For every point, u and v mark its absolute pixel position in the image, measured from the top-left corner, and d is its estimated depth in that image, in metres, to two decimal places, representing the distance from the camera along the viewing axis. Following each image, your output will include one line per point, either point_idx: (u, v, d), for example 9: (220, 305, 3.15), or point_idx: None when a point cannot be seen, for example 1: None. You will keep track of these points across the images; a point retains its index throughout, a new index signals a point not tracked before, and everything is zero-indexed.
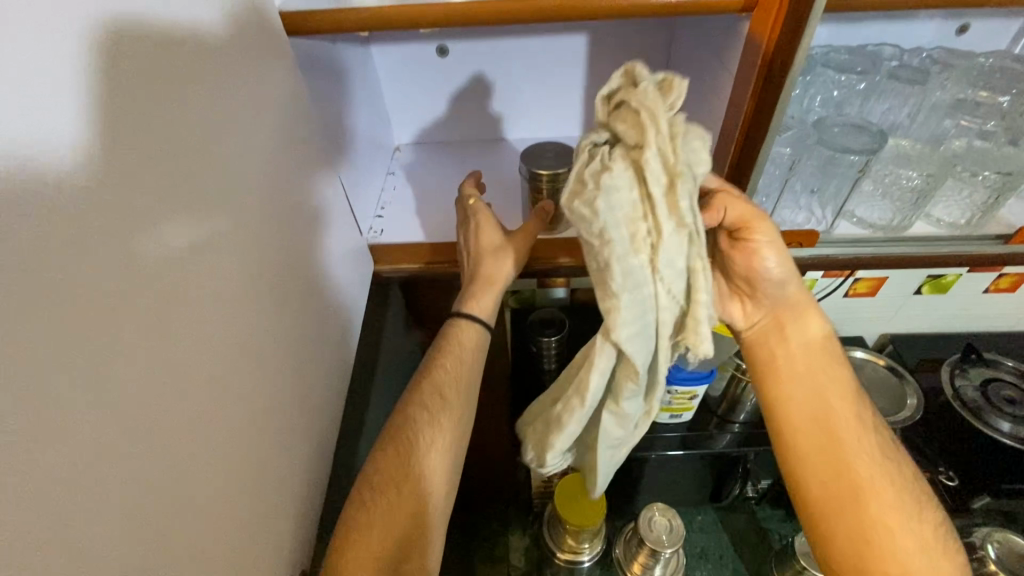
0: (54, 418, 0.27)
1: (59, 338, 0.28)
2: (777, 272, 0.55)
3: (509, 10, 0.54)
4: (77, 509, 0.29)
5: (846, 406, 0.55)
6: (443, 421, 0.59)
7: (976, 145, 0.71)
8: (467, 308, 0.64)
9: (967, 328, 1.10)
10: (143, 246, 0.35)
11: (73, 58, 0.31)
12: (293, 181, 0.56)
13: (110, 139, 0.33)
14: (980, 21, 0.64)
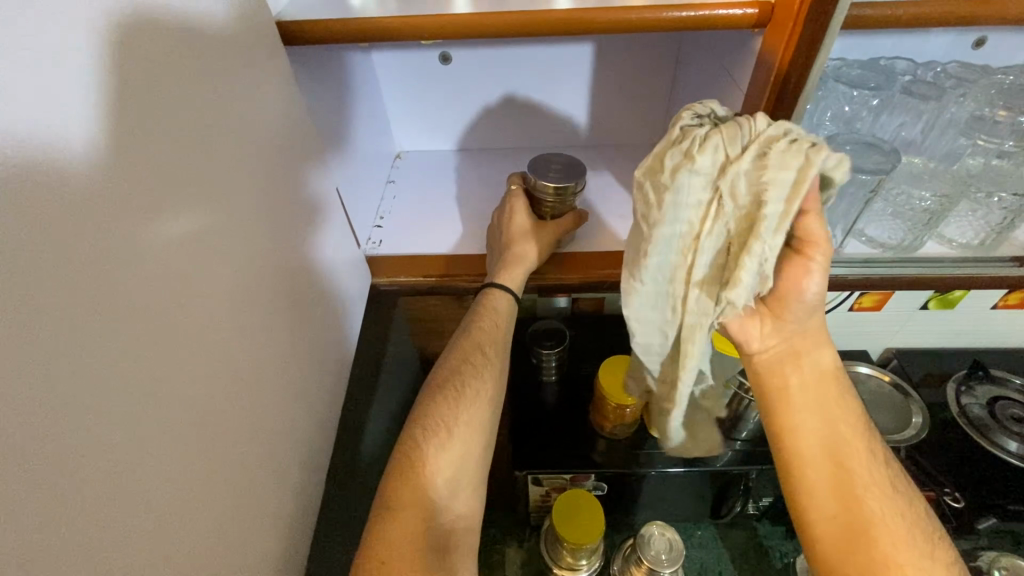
0: (39, 450, 0.26)
1: (42, 372, 0.27)
2: (813, 298, 0.51)
3: (515, 22, 0.52)
4: (65, 547, 0.27)
5: (857, 437, 0.54)
6: (486, 373, 0.60)
7: (992, 165, 0.68)
8: (499, 278, 0.68)
9: (972, 344, 1.08)
10: (138, 265, 0.33)
11: (78, 56, 0.30)
12: (293, 193, 0.55)
13: (108, 144, 0.31)
14: (996, 35, 0.62)
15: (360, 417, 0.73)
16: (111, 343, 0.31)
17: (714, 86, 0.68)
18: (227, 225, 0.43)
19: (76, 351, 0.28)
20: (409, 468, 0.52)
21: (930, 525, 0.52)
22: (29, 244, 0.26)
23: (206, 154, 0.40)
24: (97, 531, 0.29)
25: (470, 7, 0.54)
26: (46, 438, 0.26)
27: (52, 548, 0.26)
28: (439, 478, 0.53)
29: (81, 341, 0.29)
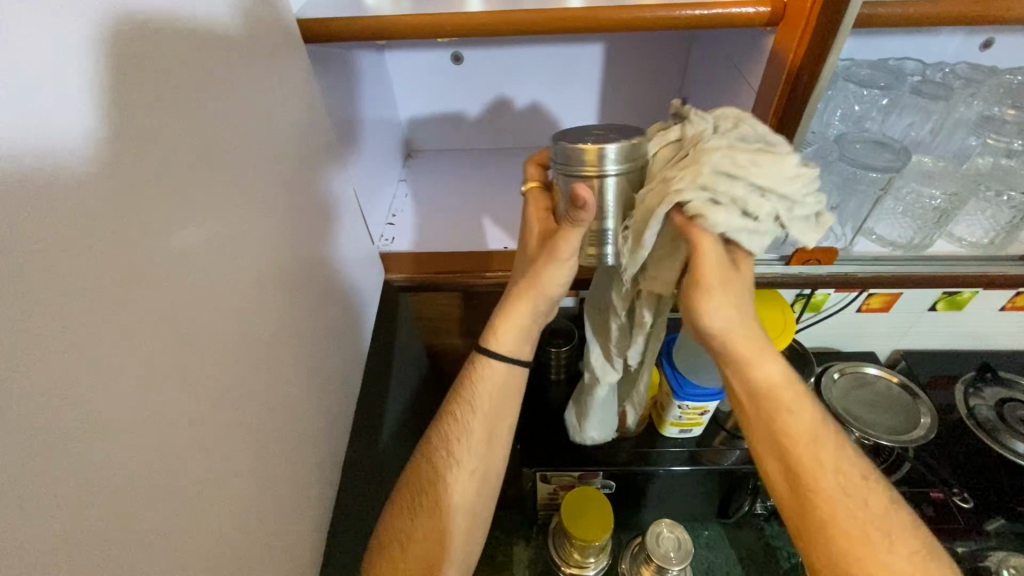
0: (74, 432, 0.26)
1: (82, 351, 0.27)
2: (732, 313, 0.47)
3: (528, 21, 0.53)
4: (98, 525, 0.27)
5: (809, 444, 0.48)
6: (465, 448, 0.58)
7: (1000, 164, 0.69)
8: (489, 341, 0.58)
9: (981, 345, 1.08)
10: (160, 250, 0.33)
11: (90, 42, 0.29)
12: (308, 189, 0.56)
13: (133, 135, 0.32)
14: (1005, 36, 0.63)
15: (371, 414, 0.73)
16: (137, 336, 0.31)
17: (724, 86, 0.69)
18: (243, 219, 0.43)
19: (109, 335, 0.29)
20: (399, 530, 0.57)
21: (912, 542, 0.45)
22: (65, 230, 0.27)
23: (220, 147, 0.41)
24: (123, 524, 0.29)
25: (483, 6, 0.55)
26: (78, 429, 0.27)
27: (82, 541, 0.26)
28: (428, 541, 0.56)
29: (113, 327, 0.29)
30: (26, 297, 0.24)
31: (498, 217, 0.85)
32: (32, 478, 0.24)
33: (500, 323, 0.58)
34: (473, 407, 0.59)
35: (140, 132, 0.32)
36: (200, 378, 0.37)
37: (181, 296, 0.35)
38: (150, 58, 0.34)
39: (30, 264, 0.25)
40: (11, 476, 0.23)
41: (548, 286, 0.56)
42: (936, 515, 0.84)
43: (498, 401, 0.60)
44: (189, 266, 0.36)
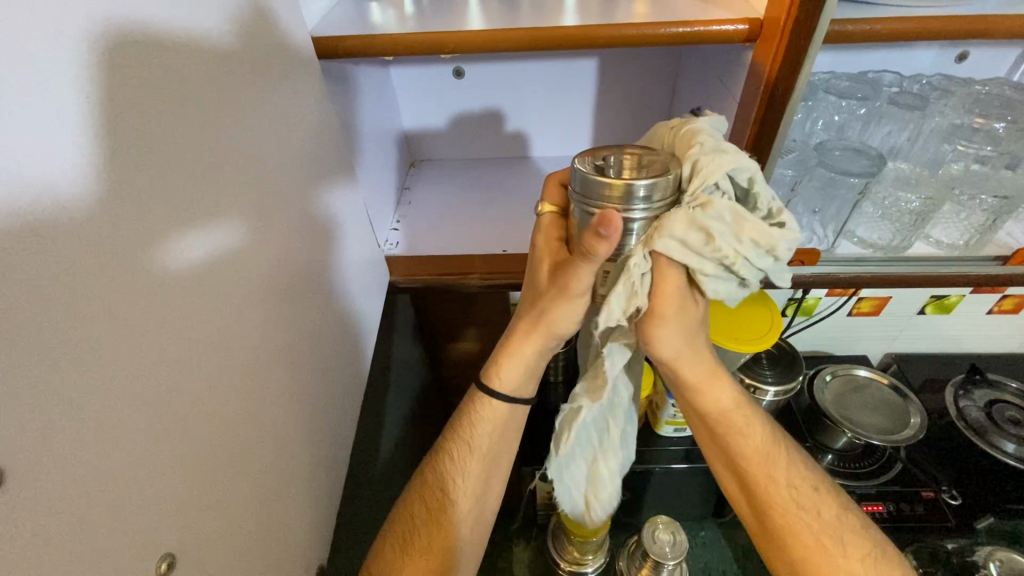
0: (97, 412, 0.28)
1: (109, 338, 0.29)
2: (677, 352, 0.54)
3: (526, 38, 0.56)
4: (115, 502, 0.30)
5: (755, 450, 0.58)
6: (471, 467, 0.59)
7: (973, 169, 0.73)
8: (492, 381, 0.58)
9: (970, 349, 1.10)
10: (180, 249, 0.35)
11: (122, 54, 0.32)
12: (319, 196, 0.58)
13: (157, 140, 0.34)
14: (978, 50, 0.66)
15: (374, 413, 0.75)
16: (159, 322, 0.33)
17: (711, 98, 0.72)
18: (262, 221, 0.46)
19: (132, 325, 0.31)
20: (407, 544, 0.57)
21: (846, 520, 0.55)
22: (96, 226, 0.29)
23: (243, 154, 0.43)
24: (136, 497, 0.31)
25: (483, 25, 0.59)
26: (103, 408, 0.29)
27: (97, 507, 0.28)
28: (443, 555, 0.56)
29: (136, 319, 0.31)
30: (58, 287, 0.27)
31: (497, 225, 0.88)
32: (56, 446, 0.26)
33: (505, 360, 0.58)
34: (472, 449, 0.59)
35: (162, 133, 0.34)
36: (216, 366, 0.39)
37: (200, 290, 0.37)
38: (170, 66, 0.36)
39: (68, 257, 0.27)
40: (35, 441, 0.25)
41: (560, 325, 0.54)
42: (925, 513, 0.86)
43: (497, 441, 0.60)
44: (209, 265, 0.38)
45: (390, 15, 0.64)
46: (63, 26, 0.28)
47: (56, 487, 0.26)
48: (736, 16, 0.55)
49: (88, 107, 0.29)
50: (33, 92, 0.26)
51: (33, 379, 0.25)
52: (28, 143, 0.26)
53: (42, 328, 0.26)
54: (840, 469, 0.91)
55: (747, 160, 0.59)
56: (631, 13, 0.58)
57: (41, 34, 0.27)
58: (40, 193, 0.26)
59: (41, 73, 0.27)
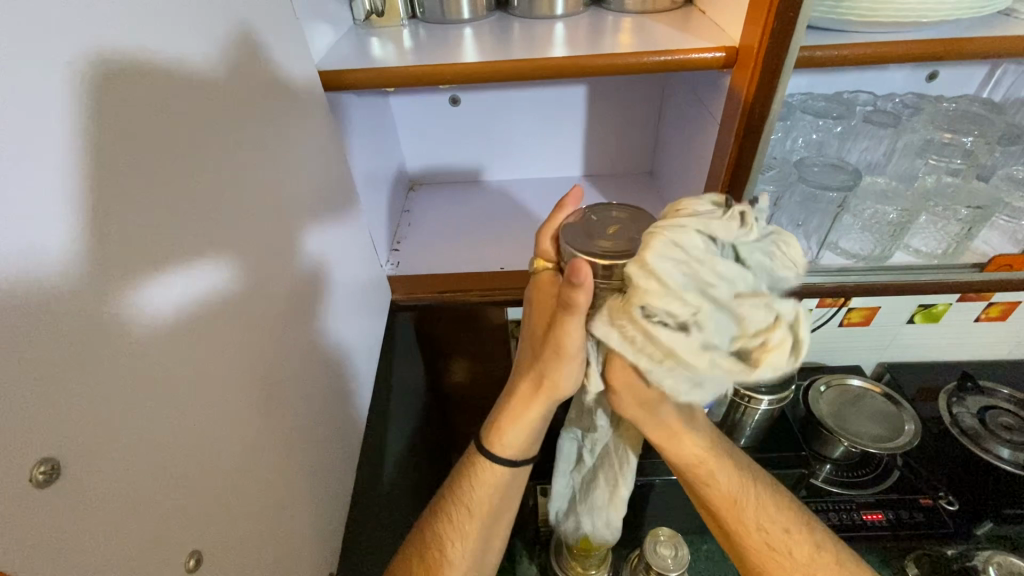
0: (102, 426, 0.30)
1: (113, 358, 0.31)
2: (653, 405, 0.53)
3: (517, 68, 0.60)
4: (118, 516, 0.31)
5: (727, 494, 0.58)
6: (467, 529, 0.60)
7: (946, 181, 0.76)
8: (498, 451, 0.59)
9: (961, 356, 1.12)
10: (179, 274, 0.37)
11: (126, 92, 0.34)
12: (320, 220, 0.61)
13: (157, 172, 0.36)
14: (947, 70, 0.71)
15: (377, 432, 0.77)
16: (160, 338, 0.35)
17: (694, 120, 0.76)
18: (259, 247, 0.48)
19: (131, 346, 0.32)
20: None
21: (824, 557, 0.56)
22: (101, 252, 0.31)
23: (236, 181, 0.45)
24: (141, 506, 0.32)
25: (477, 57, 0.62)
26: (106, 422, 0.30)
27: (103, 514, 0.30)
28: None
29: (135, 339, 0.33)
30: (65, 308, 0.28)
31: (495, 245, 0.91)
32: (66, 454, 0.28)
33: (507, 427, 0.58)
34: (470, 511, 0.60)
35: (157, 165, 0.36)
36: (219, 382, 0.41)
37: (200, 308, 0.39)
38: (160, 97, 0.37)
39: (76, 277, 0.29)
40: (46, 448, 0.27)
41: (561, 386, 0.54)
42: (926, 521, 0.87)
43: (494, 502, 0.61)
44: (209, 287, 0.40)
45: (390, 49, 0.68)
46: (67, 68, 0.30)
47: (66, 491, 0.28)
48: (713, 45, 0.59)
49: (84, 135, 0.31)
50: (42, 123, 0.28)
51: (46, 392, 0.27)
52: (37, 171, 0.28)
53: (52, 344, 0.27)
54: (840, 478, 0.92)
55: (729, 178, 0.62)
56: (616, 44, 0.62)
57: (40, 67, 0.28)
58: (54, 221, 0.28)
59: (45, 104, 0.28)
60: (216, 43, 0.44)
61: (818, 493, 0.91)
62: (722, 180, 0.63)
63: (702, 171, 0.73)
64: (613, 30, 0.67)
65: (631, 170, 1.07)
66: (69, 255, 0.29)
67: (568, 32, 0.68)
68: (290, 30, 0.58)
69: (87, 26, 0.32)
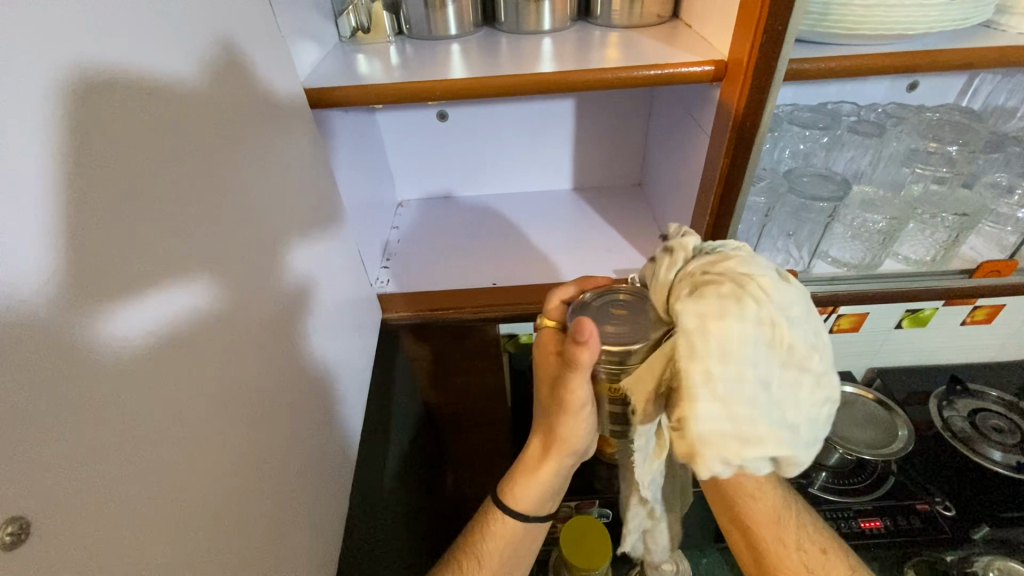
0: (85, 463, 0.28)
1: (95, 390, 0.29)
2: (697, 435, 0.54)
3: (505, 85, 0.60)
4: (106, 557, 0.29)
5: (760, 513, 0.63)
6: None
7: (932, 189, 0.77)
8: (511, 505, 0.58)
9: (949, 360, 1.14)
10: (158, 300, 0.35)
11: (100, 107, 0.32)
12: (305, 239, 0.59)
13: (135, 192, 0.34)
14: (926, 79, 0.74)
15: (373, 452, 0.75)
16: (145, 367, 0.33)
17: (681, 132, 0.77)
18: (242, 273, 0.46)
19: (115, 378, 0.31)
20: None
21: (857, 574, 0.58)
22: (77, 280, 0.29)
23: (225, 201, 0.44)
24: (136, 546, 0.31)
25: (465, 74, 0.62)
26: (91, 457, 0.29)
27: (92, 557, 0.28)
28: None
29: (116, 371, 0.31)
30: (40, 340, 0.27)
31: (487, 259, 0.90)
32: (56, 497, 0.26)
33: (521, 483, 0.57)
34: (482, 565, 0.57)
35: (137, 185, 0.34)
36: (208, 413, 0.39)
37: (184, 338, 0.37)
38: (142, 112, 0.36)
39: (51, 306, 0.28)
40: (35, 491, 0.25)
41: (571, 439, 0.53)
42: (922, 526, 0.86)
43: (507, 559, 0.59)
44: (195, 311, 0.39)
45: (377, 66, 0.67)
46: (41, 86, 0.28)
47: (51, 536, 0.26)
48: (701, 59, 0.59)
49: (61, 157, 0.29)
50: (16, 136, 0.27)
51: (27, 428, 0.25)
52: (11, 197, 0.26)
53: (30, 382, 0.26)
54: (836, 486, 0.91)
55: (720, 191, 0.62)
56: (603, 58, 0.62)
57: (12, 79, 0.27)
58: (27, 252, 0.27)
59: (18, 124, 0.27)
60: (200, 61, 0.43)
61: (817, 501, 0.90)
62: (714, 193, 0.63)
63: (692, 183, 0.73)
64: (601, 45, 0.67)
65: (619, 181, 1.07)
66: (47, 284, 0.28)
67: (556, 47, 0.68)
68: (277, 48, 0.57)
69: (64, 37, 0.30)
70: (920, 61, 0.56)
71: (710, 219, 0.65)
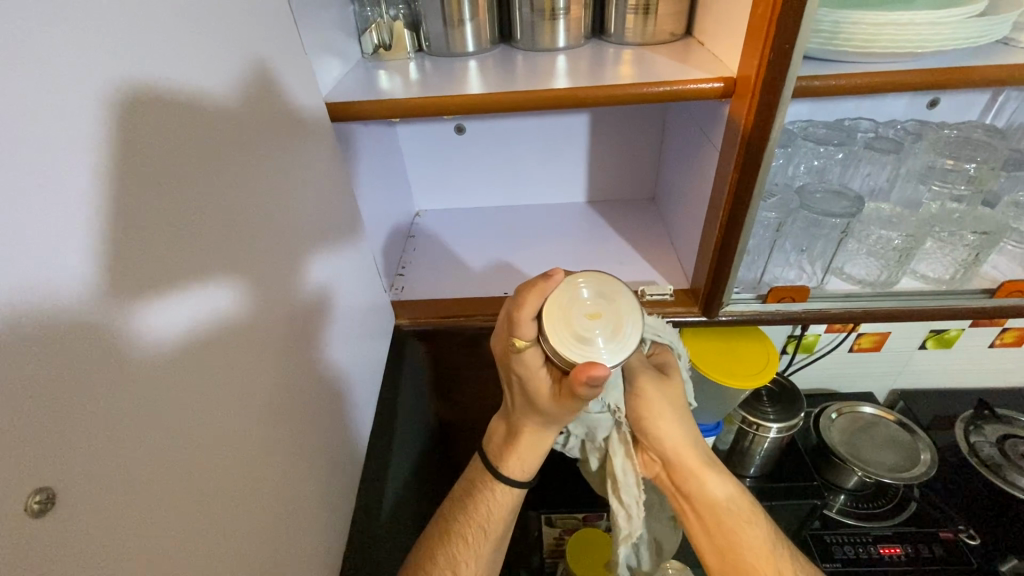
0: (111, 449, 0.30)
1: (124, 381, 0.31)
2: (666, 430, 0.62)
3: (517, 100, 0.61)
4: (124, 540, 0.30)
5: (722, 511, 0.61)
6: (477, 543, 0.62)
7: (950, 207, 0.76)
8: (511, 470, 0.62)
9: (977, 383, 1.10)
10: (189, 300, 0.37)
11: (144, 118, 0.35)
12: (326, 246, 0.62)
13: (172, 198, 0.36)
14: (948, 97, 0.73)
15: (382, 458, 0.76)
16: (172, 362, 0.35)
17: (694, 148, 0.77)
18: (266, 276, 0.48)
19: (144, 371, 0.33)
20: None
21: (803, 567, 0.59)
22: (115, 279, 0.31)
23: (254, 209, 0.47)
24: (154, 530, 0.33)
25: (481, 89, 0.64)
26: (117, 443, 0.30)
27: (113, 539, 0.30)
28: None
29: (145, 364, 0.33)
30: (78, 333, 0.29)
31: (502, 270, 0.91)
32: (83, 480, 0.28)
33: (524, 453, 0.62)
34: (486, 528, 0.62)
35: (174, 190, 0.37)
36: (229, 408, 0.41)
37: (211, 336, 0.40)
38: (181, 122, 0.38)
39: (91, 299, 0.30)
40: (64, 474, 0.27)
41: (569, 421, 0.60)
42: (945, 555, 0.83)
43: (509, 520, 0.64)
44: (222, 314, 0.41)
45: (397, 81, 0.70)
46: (91, 99, 0.31)
47: (76, 516, 0.28)
48: (711, 76, 0.60)
49: (105, 165, 0.31)
50: (64, 139, 0.29)
51: (61, 413, 0.27)
52: (59, 202, 0.28)
53: (67, 370, 0.28)
54: (855, 510, 0.91)
55: (729, 206, 0.62)
56: (616, 75, 0.64)
57: (65, 87, 0.29)
58: (69, 252, 0.29)
59: (67, 133, 0.29)
60: (233, 77, 0.46)
61: (834, 525, 0.89)
62: (723, 208, 0.63)
63: (704, 198, 0.73)
64: (614, 62, 0.69)
65: (635, 195, 1.08)
66: (85, 282, 0.29)
67: (570, 64, 0.70)
68: (302, 65, 0.60)
69: (115, 51, 0.33)
70: (938, 79, 0.56)
71: (719, 234, 0.66)
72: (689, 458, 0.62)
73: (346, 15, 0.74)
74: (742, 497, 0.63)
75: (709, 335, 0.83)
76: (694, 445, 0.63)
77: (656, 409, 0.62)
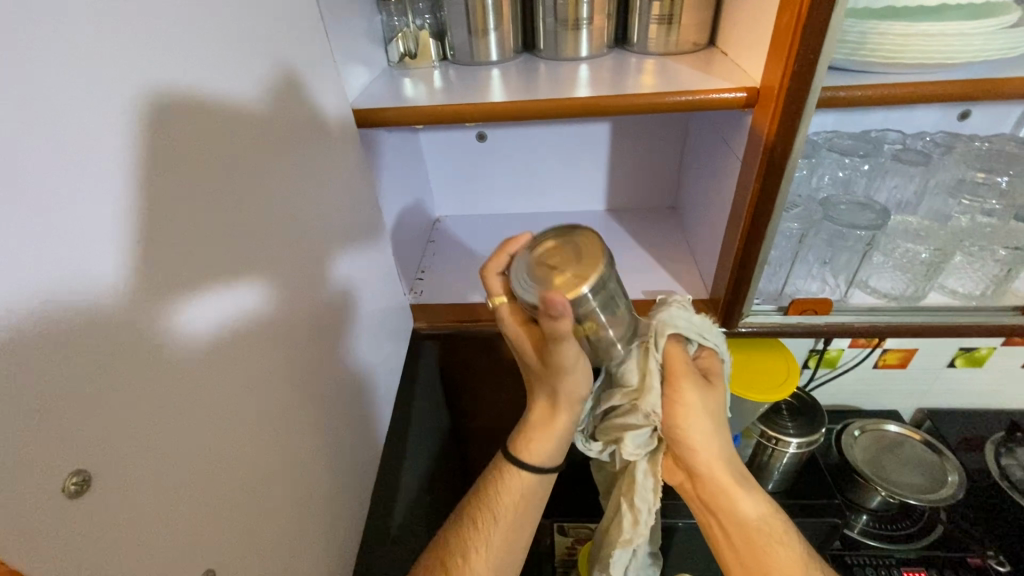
0: (140, 440, 0.31)
1: (153, 375, 0.33)
2: (701, 444, 0.59)
3: (538, 108, 0.62)
4: (150, 528, 0.32)
5: (754, 528, 0.60)
6: (489, 532, 0.61)
7: (980, 221, 0.75)
8: (526, 456, 0.61)
9: (1009, 404, 1.06)
10: (221, 298, 0.39)
11: (176, 123, 0.36)
12: (350, 248, 0.63)
13: (202, 200, 0.38)
14: (980, 108, 0.71)
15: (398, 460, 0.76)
16: (198, 357, 0.36)
17: (716, 156, 0.77)
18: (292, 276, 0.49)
19: (171, 366, 0.34)
20: None
21: None
22: (147, 276, 0.33)
23: (281, 210, 0.48)
24: (178, 520, 0.34)
25: (503, 97, 0.65)
26: (146, 434, 0.32)
27: (139, 526, 0.31)
28: None
29: (173, 359, 0.34)
30: (113, 328, 0.30)
31: None
32: (113, 468, 0.29)
33: (535, 435, 0.61)
34: (496, 517, 0.61)
35: (203, 193, 0.38)
36: (252, 404, 0.42)
37: (240, 334, 0.41)
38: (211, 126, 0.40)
39: (126, 296, 0.31)
40: (95, 462, 0.28)
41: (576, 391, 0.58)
42: None
43: (522, 510, 0.62)
44: (252, 312, 0.43)
45: (422, 89, 0.71)
46: (128, 105, 0.32)
47: (105, 503, 0.29)
48: (734, 85, 0.60)
49: (139, 167, 0.33)
50: (104, 142, 0.30)
51: (95, 403, 0.29)
52: (98, 203, 0.30)
53: (102, 362, 0.29)
54: (878, 531, 0.87)
55: (750, 216, 0.62)
56: (638, 84, 0.64)
57: (105, 93, 0.31)
58: (105, 251, 0.30)
59: (105, 137, 0.30)
60: (263, 84, 0.47)
61: (856, 546, 0.86)
62: (744, 217, 0.63)
63: (725, 207, 0.73)
64: (636, 71, 0.69)
65: (655, 204, 1.08)
66: (119, 280, 0.31)
67: (592, 73, 0.70)
68: (330, 73, 0.61)
69: (152, 58, 0.34)
70: (967, 91, 0.55)
71: (740, 244, 0.65)
72: (722, 475, 0.61)
73: (374, 25, 0.76)
74: (773, 514, 0.61)
75: (728, 347, 0.82)
76: (728, 462, 0.61)
77: (693, 417, 0.58)
